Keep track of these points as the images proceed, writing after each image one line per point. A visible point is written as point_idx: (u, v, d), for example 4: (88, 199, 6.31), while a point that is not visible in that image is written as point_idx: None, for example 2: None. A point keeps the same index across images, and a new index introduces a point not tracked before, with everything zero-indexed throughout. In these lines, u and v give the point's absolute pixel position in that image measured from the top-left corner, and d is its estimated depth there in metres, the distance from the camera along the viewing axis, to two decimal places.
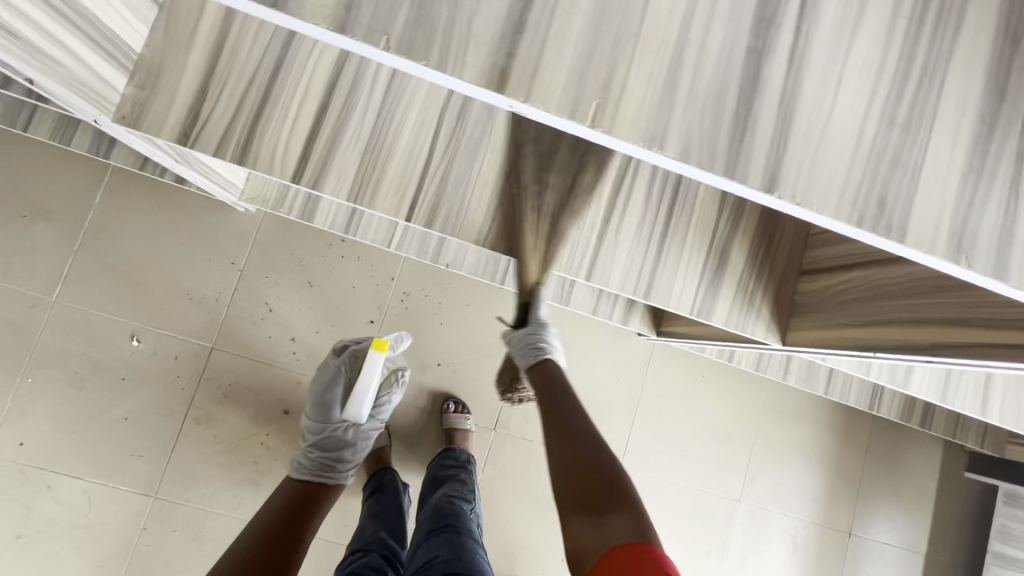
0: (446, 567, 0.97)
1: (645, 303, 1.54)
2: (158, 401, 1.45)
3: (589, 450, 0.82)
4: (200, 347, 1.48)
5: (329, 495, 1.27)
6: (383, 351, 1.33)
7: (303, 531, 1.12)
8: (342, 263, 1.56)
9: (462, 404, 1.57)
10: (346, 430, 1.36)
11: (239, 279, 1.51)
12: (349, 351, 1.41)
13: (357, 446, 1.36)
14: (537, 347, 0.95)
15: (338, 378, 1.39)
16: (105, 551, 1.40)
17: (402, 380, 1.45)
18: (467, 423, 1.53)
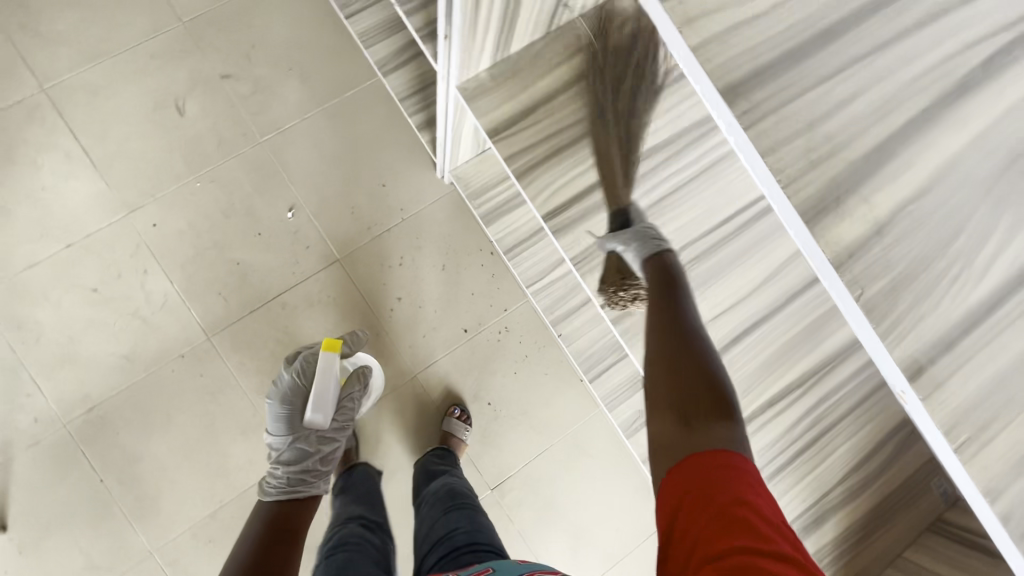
0: (469, 536, 1.09)
1: None
2: (269, 269, 1.55)
3: (697, 363, 0.82)
4: (331, 253, 1.58)
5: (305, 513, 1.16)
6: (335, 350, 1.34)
7: (284, 561, 0.99)
8: (477, 270, 1.64)
9: (465, 412, 1.59)
10: (309, 440, 1.30)
11: (397, 224, 1.62)
12: (302, 359, 1.37)
13: (322, 451, 1.30)
14: (650, 239, 0.98)
15: (295, 388, 1.35)
16: (141, 351, 1.47)
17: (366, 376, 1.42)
18: (464, 433, 1.55)
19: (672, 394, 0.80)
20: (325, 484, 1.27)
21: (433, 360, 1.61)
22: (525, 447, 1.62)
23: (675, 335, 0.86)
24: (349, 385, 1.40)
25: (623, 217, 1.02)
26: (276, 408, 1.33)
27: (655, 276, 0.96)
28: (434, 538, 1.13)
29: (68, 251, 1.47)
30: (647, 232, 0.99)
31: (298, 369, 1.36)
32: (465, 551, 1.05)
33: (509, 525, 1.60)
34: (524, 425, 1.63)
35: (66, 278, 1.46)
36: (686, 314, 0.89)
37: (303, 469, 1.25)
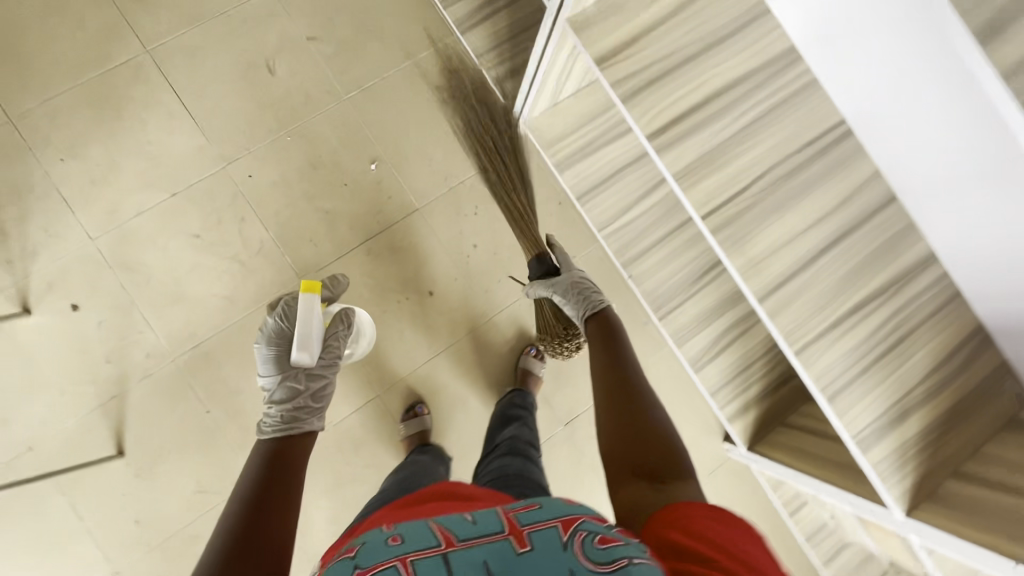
0: (518, 472, 1.16)
1: (756, 416, 1.63)
2: (355, 217, 1.66)
3: (646, 413, 1.00)
4: (410, 204, 1.69)
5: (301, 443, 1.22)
6: (315, 290, 1.38)
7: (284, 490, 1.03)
8: (547, 218, 1.73)
9: (540, 351, 1.68)
10: (298, 379, 1.36)
11: (471, 175, 1.71)
12: (283, 305, 1.43)
13: (313, 389, 1.35)
14: (582, 290, 1.34)
15: (280, 334, 1.40)
16: (240, 293, 1.58)
17: (348, 316, 1.45)
18: (540, 370, 1.65)
19: (627, 449, 0.94)
20: (320, 418, 1.33)
21: (507, 304, 1.70)
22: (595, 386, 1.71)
23: (621, 394, 1.06)
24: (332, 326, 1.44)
25: (543, 262, 1.48)
26: (265, 354, 1.39)
27: (598, 343, 1.22)
28: (488, 468, 1.23)
29: (171, 200, 1.58)
30: (582, 283, 1.37)
31: (282, 316, 1.41)
32: (514, 478, 1.14)
33: (581, 459, 1.69)
34: None
35: (171, 225, 1.57)
36: (630, 374, 1.11)
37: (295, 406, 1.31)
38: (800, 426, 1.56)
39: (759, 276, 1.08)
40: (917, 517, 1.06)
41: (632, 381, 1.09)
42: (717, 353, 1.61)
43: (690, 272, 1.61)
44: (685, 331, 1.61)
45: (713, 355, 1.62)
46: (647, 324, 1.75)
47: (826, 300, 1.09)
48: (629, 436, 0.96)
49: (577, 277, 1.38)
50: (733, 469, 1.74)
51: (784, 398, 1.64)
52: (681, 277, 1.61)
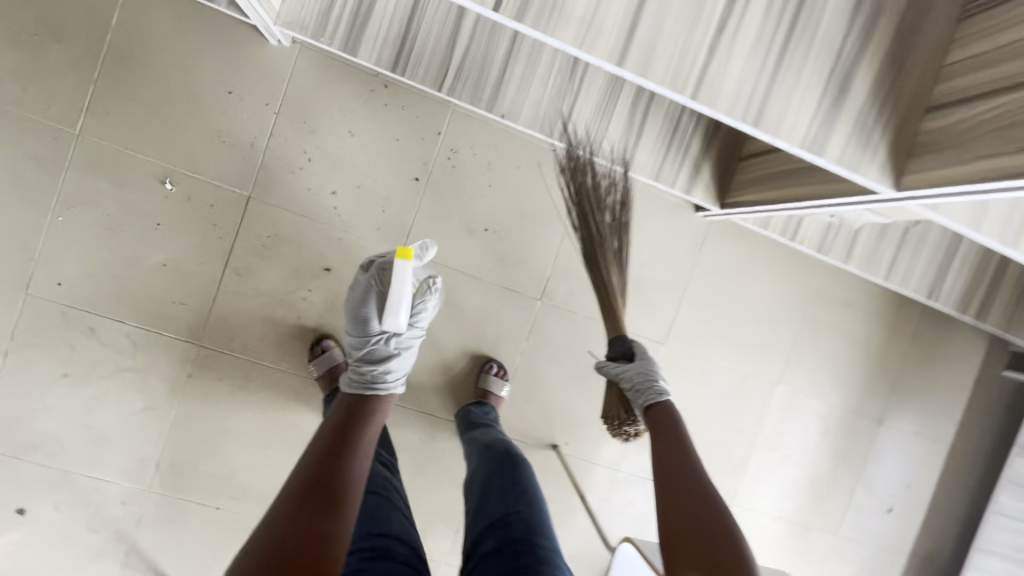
0: (506, 522, 0.95)
1: (712, 169, 1.44)
2: (197, 248, 1.39)
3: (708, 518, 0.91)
4: (238, 197, 1.39)
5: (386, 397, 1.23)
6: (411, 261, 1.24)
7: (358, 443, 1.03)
8: (385, 113, 1.42)
9: (504, 368, 1.52)
10: (386, 343, 1.29)
11: (275, 123, 1.39)
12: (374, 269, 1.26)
13: (399, 355, 1.29)
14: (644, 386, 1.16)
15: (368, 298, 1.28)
16: (154, 394, 1.40)
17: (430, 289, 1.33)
18: (503, 388, 1.49)
19: (697, 554, 0.87)
20: (401, 377, 1.29)
21: (409, 227, 1.47)
22: (546, 245, 1.53)
23: (680, 486, 0.96)
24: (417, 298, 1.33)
25: (622, 343, 1.25)
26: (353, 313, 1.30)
27: (661, 429, 1.08)
28: (490, 522, 0.97)
29: (11, 359, 1.35)
30: (642, 369, 1.18)
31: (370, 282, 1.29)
32: (521, 551, 0.89)
33: (576, 319, 1.57)
34: (532, 226, 1.51)
35: (34, 381, 1.36)
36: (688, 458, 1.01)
37: (382, 365, 1.25)
38: (759, 150, 1.37)
39: (602, 35, 0.82)
40: (907, 184, 0.89)
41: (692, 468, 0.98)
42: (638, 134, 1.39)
43: (561, 71, 1.34)
44: (593, 133, 1.38)
45: (637, 139, 1.39)
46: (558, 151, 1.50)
47: (694, 9, 0.82)
48: (685, 540, 0.89)
49: (643, 370, 1.18)
50: (720, 231, 1.60)
51: (730, 131, 1.43)
52: (556, 82, 1.34)
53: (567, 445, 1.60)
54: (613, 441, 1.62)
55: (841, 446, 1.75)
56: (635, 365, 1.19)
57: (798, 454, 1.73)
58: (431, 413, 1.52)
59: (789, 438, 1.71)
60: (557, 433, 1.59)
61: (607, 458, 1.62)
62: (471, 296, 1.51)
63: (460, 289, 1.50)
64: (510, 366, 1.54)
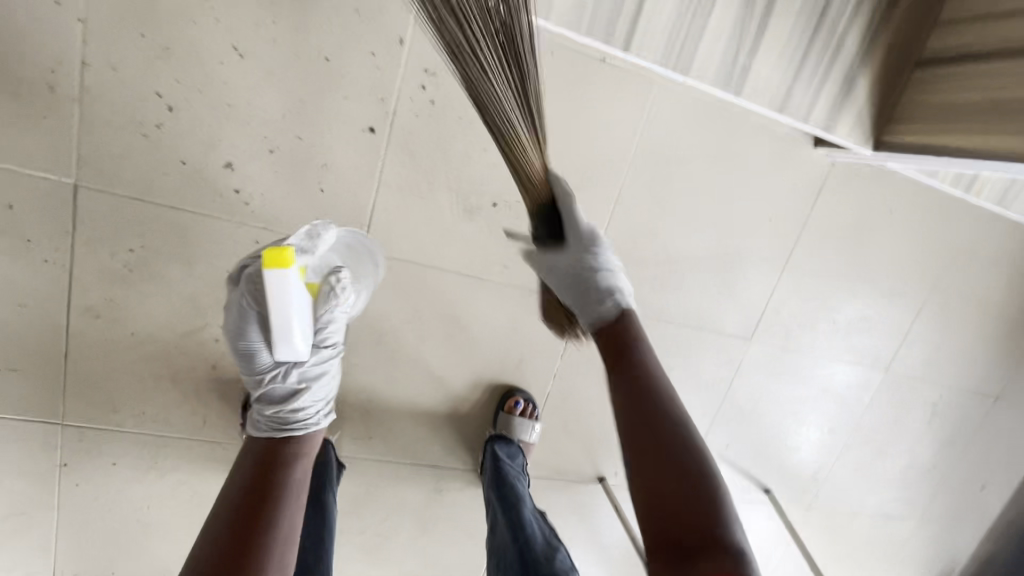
0: None
1: (871, 87, 0.85)
2: (8, 282, 0.81)
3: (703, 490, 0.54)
4: (55, 188, 0.78)
5: (308, 443, 0.79)
6: (290, 269, 0.70)
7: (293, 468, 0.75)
8: (297, 8, 0.77)
9: (532, 402, 1.07)
10: (285, 377, 0.78)
11: (86, 41, 0.73)
12: (246, 279, 0.74)
13: (312, 387, 0.80)
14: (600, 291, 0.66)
15: (249, 317, 0.75)
16: (15, 498, 0.93)
17: (340, 288, 0.80)
18: (533, 431, 1.05)
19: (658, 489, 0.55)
20: (325, 411, 0.83)
21: (369, 213, 0.89)
22: (587, 220, 0.98)
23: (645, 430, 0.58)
24: (319, 300, 0.79)
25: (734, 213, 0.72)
26: (228, 338, 0.76)
27: (609, 348, 0.65)
28: None
29: None
30: (578, 262, 0.67)
31: (247, 293, 0.74)
32: None
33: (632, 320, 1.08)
34: (567, 193, 0.95)
35: None
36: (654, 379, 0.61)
37: (288, 407, 0.78)
38: (962, 53, 0.79)
39: None
40: None
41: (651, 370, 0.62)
42: (759, 29, 0.78)
43: None
44: (681, 33, 0.77)
45: (755, 39, 0.79)
46: (608, 62, 0.89)
47: None
48: (668, 471, 0.55)
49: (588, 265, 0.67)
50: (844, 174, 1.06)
51: (910, 13, 0.82)
52: None
53: (616, 476, 1.20)
54: None
55: (947, 430, 1.39)
56: (565, 254, 0.68)
57: (894, 448, 1.37)
58: (435, 466, 1.09)
59: (889, 431, 1.34)
60: (604, 466, 1.19)
61: None
62: (477, 306, 1.00)
63: (461, 299, 0.98)
64: (539, 395, 1.09)
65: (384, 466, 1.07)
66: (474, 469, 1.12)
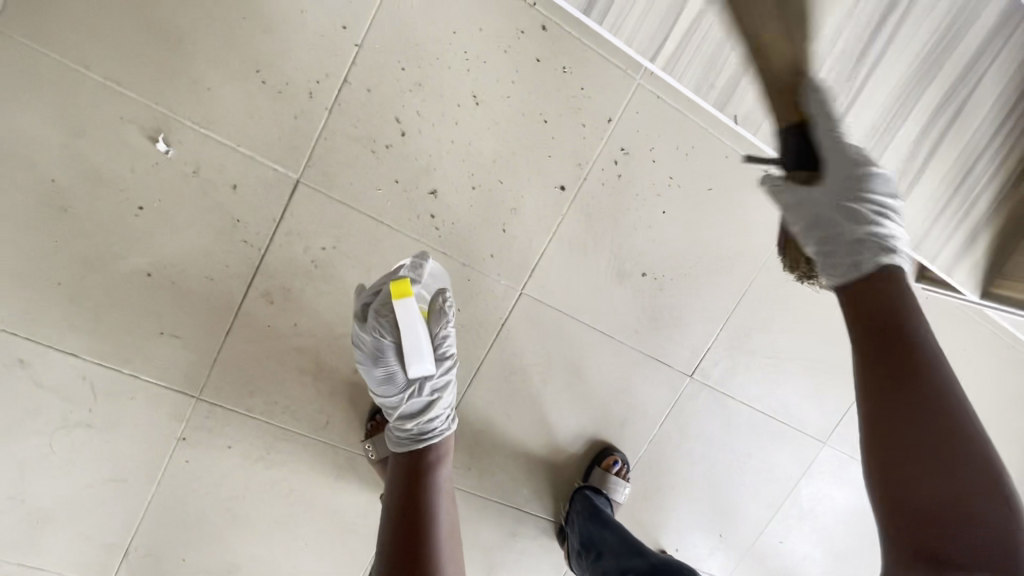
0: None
1: (989, 244, 0.98)
2: (204, 254, 0.85)
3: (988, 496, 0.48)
4: (279, 179, 0.84)
5: (444, 449, 0.78)
6: (412, 295, 0.74)
7: (436, 482, 0.75)
8: (536, 76, 0.88)
9: (626, 464, 1.11)
10: (420, 391, 0.76)
11: (356, 63, 0.82)
12: (374, 313, 0.74)
13: (443, 397, 0.78)
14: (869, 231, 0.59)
15: (385, 347, 0.75)
16: (122, 463, 0.92)
17: (451, 305, 0.79)
18: (623, 492, 1.09)
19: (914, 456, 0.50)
20: (453, 418, 0.80)
21: (537, 259, 0.96)
22: (716, 306, 1.07)
23: (897, 416, 0.51)
24: (434, 319, 0.79)
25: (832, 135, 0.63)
26: (366, 370, 0.76)
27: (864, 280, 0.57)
28: None
29: None
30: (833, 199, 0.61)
31: (377, 325, 0.74)
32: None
33: (728, 403, 1.15)
34: (705, 277, 1.04)
35: None
36: (917, 334, 0.53)
37: (426, 417, 0.76)
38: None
39: None
40: None
41: (901, 307, 0.55)
42: (915, 179, 0.92)
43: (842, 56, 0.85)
44: None
45: (909, 184, 0.92)
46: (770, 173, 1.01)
47: None
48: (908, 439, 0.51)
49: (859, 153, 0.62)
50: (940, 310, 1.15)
51: None
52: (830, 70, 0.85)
53: (677, 552, 1.21)
54: (733, 554, 1.24)
55: None
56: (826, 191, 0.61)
57: None
58: (519, 511, 1.10)
59: None
60: (665, 540, 1.20)
61: (718, 567, 1.24)
62: (601, 363, 1.06)
63: (590, 353, 1.05)
64: (631, 458, 1.13)
65: (474, 501, 1.08)
66: (554, 521, 1.13)
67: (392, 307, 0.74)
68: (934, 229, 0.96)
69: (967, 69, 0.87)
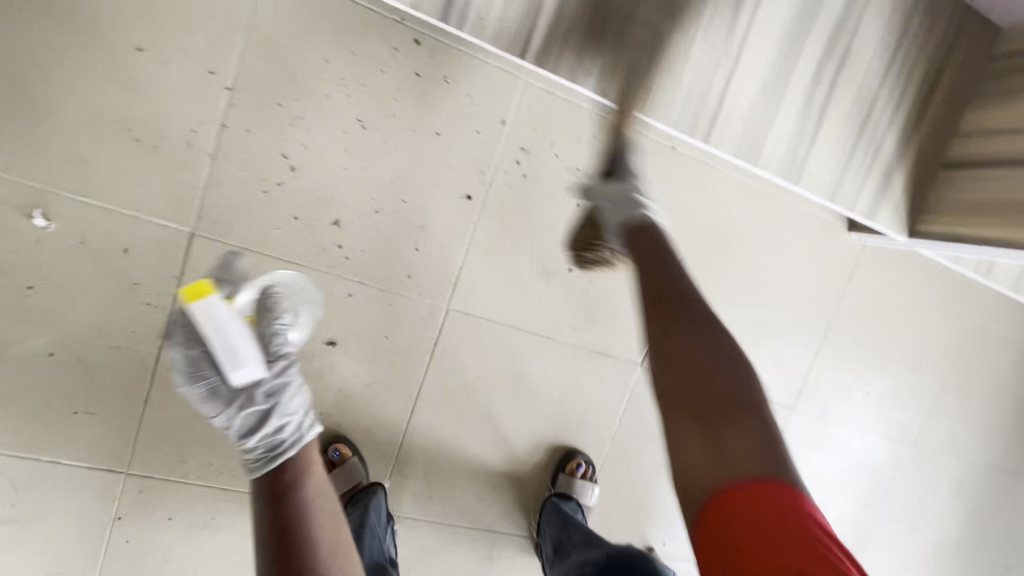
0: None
1: (904, 184, 0.98)
2: (106, 323, 0.83)
3: None
4: (172, 236, 0.82)
5: (303, 460, 0.73)
6: (210, 292, 0.71)
7: (303, 504, 0.69)
8: (419, 91, 0.87)
9: (592, 465, 1.08)
10: (252, 398, 0.73)
11: (231, 105, 0.81)
12: (181, 325, 0.72)
13: (282, 400, 0.74)
14: (632, 196, 0.77)
15: (201, 357, 0.72)
16: (56, 555, 0.87)
17: (277, 303, 0.79)
18: (593, 493, 1.05)
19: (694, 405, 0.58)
20: (307, 423, 0.76)
21: (457, 272, 0.94)
22: None
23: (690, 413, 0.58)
24: (259, 319, 0.77)
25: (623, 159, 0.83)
26: (187, 389, 0.72)
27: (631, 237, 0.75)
28: None
29: None
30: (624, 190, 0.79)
31: (185, 338, 0.72)
32: None
33: None
34: None
35: None
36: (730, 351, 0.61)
37: (267, 426, 0.72)
38: (988, 158, 0.92)
39: None
40: None
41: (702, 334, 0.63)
42: (816, 133, 0.91)
43: (717, 19, 0.83)
44: (755, 129, 0.88)
45: (812, 137, 0.91)
46: (677, 148, 1.00)
47: None
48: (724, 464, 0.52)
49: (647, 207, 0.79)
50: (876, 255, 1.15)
51: (935, 126, 0.97)
52: (710, 38, 0.84)
53: (665, 547, 1.17)
54: None
55: (981, 511, 1.39)
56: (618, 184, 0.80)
57: (928, 522, 1.34)
58: (490, 532, 1.06)
59: (930, 509, 1.34)
60: (652, 536, 1.15)
61: None
62: (546, 366, 1.03)
63: (532, 358, 1.02)
64: (596, 458, 1.10)
65: (441, 531, 1.03)
66: (529, 537, 1.09)
67: (190, 310, 0.71)
68: (848, 177, 0.95)
69: (841, 20, 0.87)
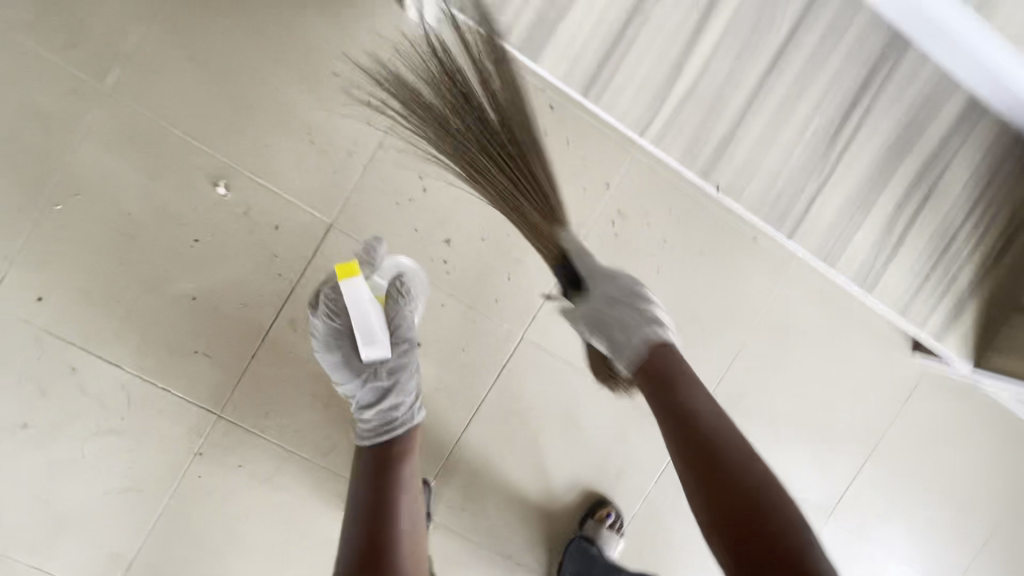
0: None
1: (975, 319, 1.02)
2: (243, 282, 0.97)
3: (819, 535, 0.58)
4: (315, 223, 0.98)
5: (408, 439, 0.84)
6: (357, 274, 0.80)
7: (398, 477, 0.81)
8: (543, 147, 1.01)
9: (620, 518, 1.11)
10: (377, 375, 0.84)
11: (391, 129, 0.97)
12: (326, 297, 0.84)
13: (401, 381, 0.84)
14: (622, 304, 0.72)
15: (339, 329, 0.84)
16: (141, 472, 0.99)
17: (406, 289, 0.89)
18: (616, 545, 1.08)
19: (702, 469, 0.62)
20: (417, 407, 0.86)
21: (538, 307, 1.05)
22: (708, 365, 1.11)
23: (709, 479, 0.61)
24: (392, 303, 0.88)
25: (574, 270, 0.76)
26: (324, 356, 0.85)
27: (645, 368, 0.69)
28: None
29: None
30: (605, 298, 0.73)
31: (328, 308, 0.84)
32: None
33: None
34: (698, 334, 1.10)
35: None
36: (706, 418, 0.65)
37: (387, 404, 0.83)
38: None
39: None
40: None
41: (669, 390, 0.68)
42: (895, 252, 0.97)
43: (818, 134, 0.92)
44: (836, 237, 0.96)
45: (890, 256, 0.97)
46: (759, 240, 1.09)
47: None
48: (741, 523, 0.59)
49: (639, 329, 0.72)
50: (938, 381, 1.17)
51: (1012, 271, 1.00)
52: (808, 150, 0.93)
53: None
54: None
55: None
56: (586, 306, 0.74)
57: None
58: (510, 558, 1.10)
59: None
60: None
61: None
62: (597, 411, 1.10)
63: (587, 401, 1.09)
64: (626, 513, 1.13)
65: (466, 544, 1.09)
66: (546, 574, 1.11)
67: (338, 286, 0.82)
68: (919, 300, 1.00)
69: (935, 156, 0.93)
